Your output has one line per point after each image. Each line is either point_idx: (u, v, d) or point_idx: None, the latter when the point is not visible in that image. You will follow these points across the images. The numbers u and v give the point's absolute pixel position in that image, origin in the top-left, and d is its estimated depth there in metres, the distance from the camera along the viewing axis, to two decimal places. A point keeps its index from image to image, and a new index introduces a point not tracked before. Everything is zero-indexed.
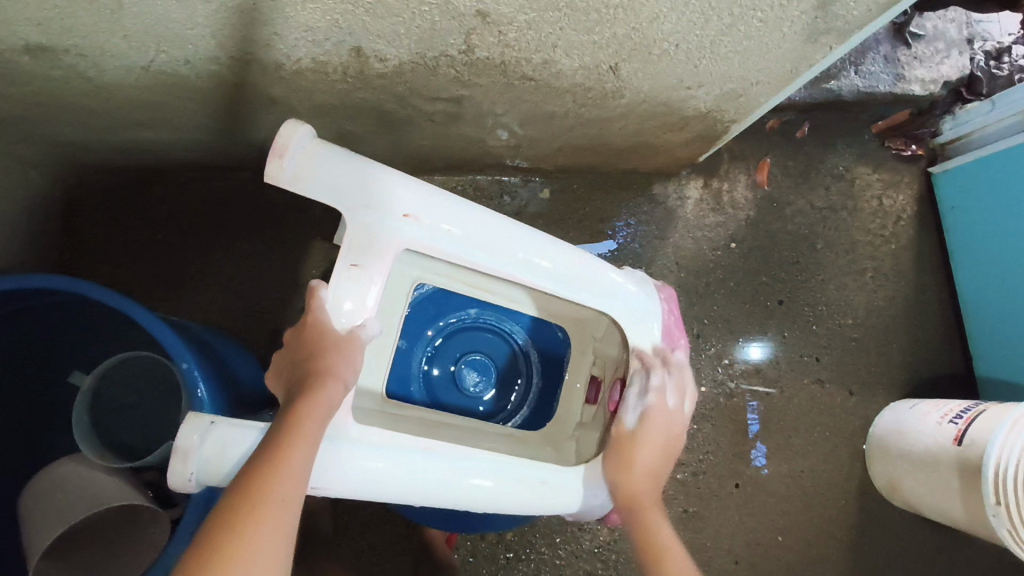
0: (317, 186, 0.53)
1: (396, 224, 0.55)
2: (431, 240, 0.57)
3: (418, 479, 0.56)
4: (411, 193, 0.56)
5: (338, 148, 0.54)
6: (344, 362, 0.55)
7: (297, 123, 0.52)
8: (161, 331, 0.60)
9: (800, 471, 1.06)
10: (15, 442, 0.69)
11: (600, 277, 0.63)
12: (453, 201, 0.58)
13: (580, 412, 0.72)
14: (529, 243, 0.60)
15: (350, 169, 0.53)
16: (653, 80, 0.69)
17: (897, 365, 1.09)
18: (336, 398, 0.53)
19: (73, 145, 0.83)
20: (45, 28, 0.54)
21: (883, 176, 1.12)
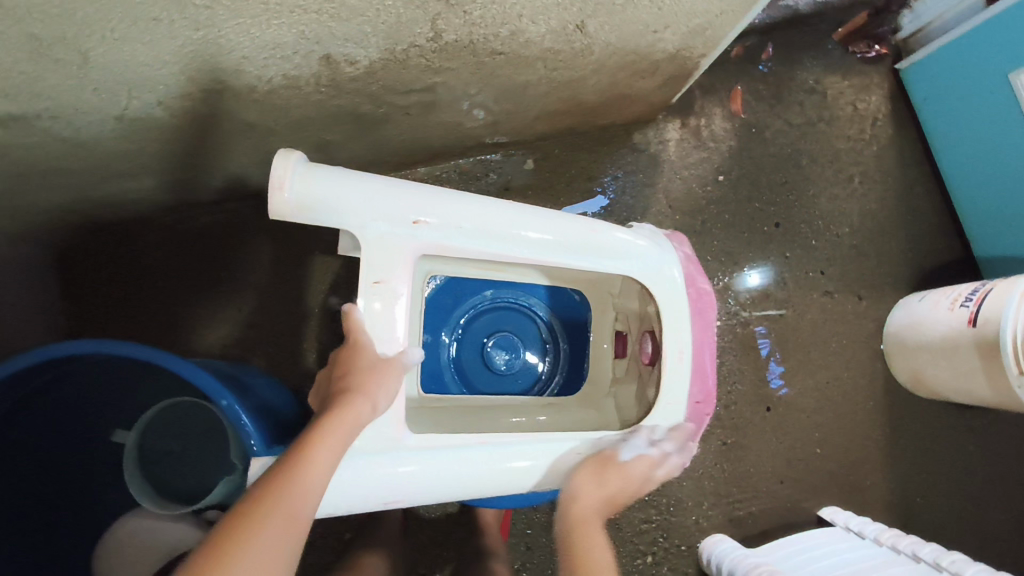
0: (324, 212, 0.54)
1: (408, 231, 0.56)
2: (444, 240, 0.57)
3: (480, 470, 0.57)
4: (415, 198, 0.56)
5: (335, 171, 0.55)
6: (376, 383, 0.54)
7: (288, 152, 0.52)
8: (195, 373, 0.61)
9: (826, 383, 1.09)
10: (72, 510, 0.69)
11: (613, 240, 0.61)
12: (455, 196, 0.58)
13: (611, 369, 0.73)
14: (540, 221, 0.59)
15: (350, 188, 0.54)
16: (620, 32, 0.69)
17: (899, 262, 1.11)
18: (363, 418, 0.53)
19: (56, 208, 0.82)
20: (13, 97, 0.53)
21: (853, 82, 1.13)
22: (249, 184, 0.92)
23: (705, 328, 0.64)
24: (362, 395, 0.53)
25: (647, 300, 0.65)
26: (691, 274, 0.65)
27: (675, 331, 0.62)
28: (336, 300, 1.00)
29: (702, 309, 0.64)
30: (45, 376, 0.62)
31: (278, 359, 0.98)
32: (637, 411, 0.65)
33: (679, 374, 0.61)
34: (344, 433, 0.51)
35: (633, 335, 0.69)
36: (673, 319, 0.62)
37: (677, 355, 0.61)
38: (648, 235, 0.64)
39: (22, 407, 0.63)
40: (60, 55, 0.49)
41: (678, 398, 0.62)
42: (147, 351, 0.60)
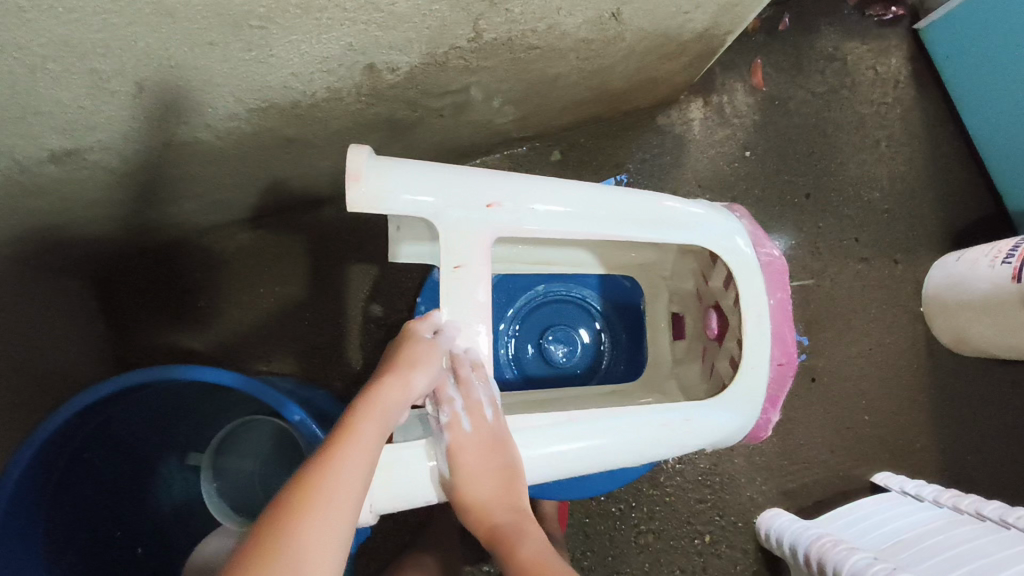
0: (400, 199, 0.55)
1: (483, 215, 0.57)
2: (517, 222, 0.58)
3: (573, 449, 0.57)
4: (488, 184, 0.57)
5: (406, 161, 0.56)
6: (412, 356, 0.54)
7: (360, 146, 0.54)
8: (265, 390, 0.62)
9: (870, 350, 1.08)
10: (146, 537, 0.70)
11: (682, 211, 0.62)
12: (523, 179, 0.59)
13: (670, 349, 0.74)
14: (609, 197, 0.60)
15: (423, 175, 0.56)
16: (653, 16, 0.69)
17: (932, 223, 1.11)
18: (398, 397, 0.52)
19: (98, 237, 0.83)
20: (69, 132, 0.54)
21: (872, 46, 1.12)
22: (283, 198, 0.92)
23: (782, 295, 0.63)
24: (394, 374, 0.53)
25: (716, 271, 0.65)
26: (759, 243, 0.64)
27: (753, 298, 0.61)
28: (377, 307, 1.00)
29: (775, 278, 0.63)
30: (110, 408, 0.64)
31: (324, 368, 0.99)
32: (714, 393, 0.64)
33: (761, 339, 0.60)
34: (379, 412, 0.51)
35: (693, 311, 0.71)
36: (751, 284, 0.61)
37: (756, 317, 0.61)
38: (713, 206, 0.65)
39: (93, 439, 0.64)
40: (116, 86, 0.49)
41: (760, 364, 0.60)
42: (208, 369, 0.61)
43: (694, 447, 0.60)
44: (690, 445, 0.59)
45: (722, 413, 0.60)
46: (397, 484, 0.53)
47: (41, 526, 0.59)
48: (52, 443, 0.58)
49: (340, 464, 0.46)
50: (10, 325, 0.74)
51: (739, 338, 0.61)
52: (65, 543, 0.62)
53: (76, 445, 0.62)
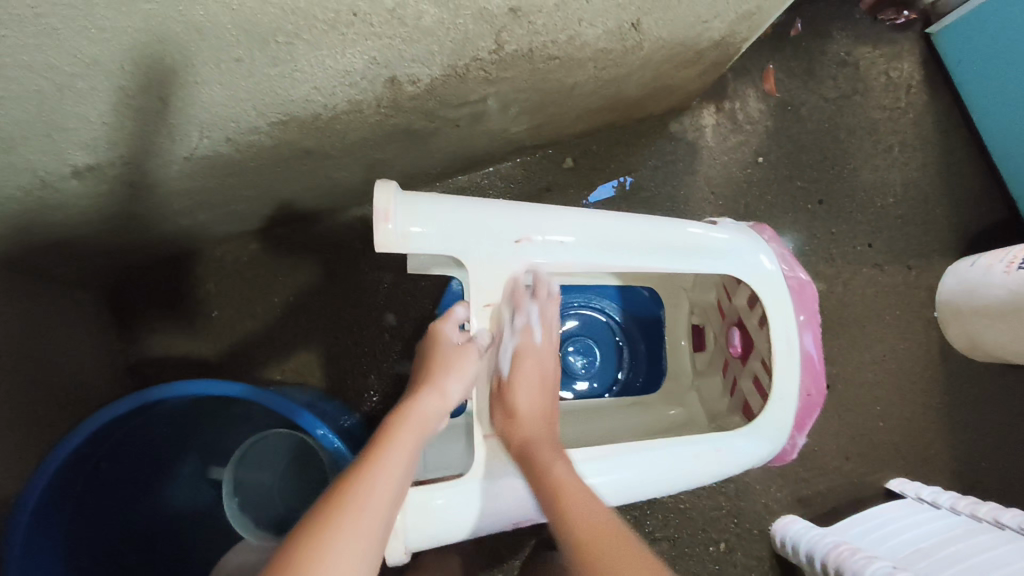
0: (431, 237, 0.56)
1: (513, 251, 0.59)
2: (545, 255, 0.60)
3: (609, 482, 0.58)
4: (517, 218, 0.59)
5: (434, 198, 0.57)
6: (442, 376, 0.59)
7: (385, 183, 0.55)
8: (288, 406, 0.62)
9: (884, 356, 1.08)
10: (161, 551, 0.70)
11: (705, 240, 0.63)
12: (550, 211, 0.61)
13: (691, 363, 0.77)
14: (635, 228, 0.62)
15: (451, 211, 0.57)
16: (672, 25, 0.69)
17: (945, 228, 1.10)
18: (437, 409, 0.58)
19: (113, 248, 0.82)
20: (93, 149, 0.54)
21: (884, 50, 1.12)
22: (297, 207, 0.92)
23: (807, 316, 0.64)
24: (433, 386, 0.59)
25: (740, 292, 0.67)
26: (786, 265, 0.66)
27: (780, 322, 0.62)
28: (391, 316, 1.00)
29: (803, 299, 0.64)
30: (123, 427, 0.64)
31: (337, 379, 0.98)
32: (740, 414, 0.67)
33: (789, 366, 0.62)
34: (420, 420, 0.56)
35: (714, 326, 0.73)
36: (778, 311, 0.63)
37: (785, 342, 0.62)
38: (734, 228, 0.66)
39: (107, 458, 0.64)
40: (142, 102, 0.49)
41: (790, 387, 0.62)
42: (224, 387, 0.61)
43: (725, 474, 0.61)
44: (721, 474, 0.61)
45: (754, 436, 0.61)
46: (431, 523, 0.54)
47: (59, 547, 0.59)
48: (67, 465, 0.58)
49: (392, 458, 0.51)
50: (28, 339, 0.73)
51: (768, 362, 0.63)
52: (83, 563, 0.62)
53: (90, 464, 0.62)
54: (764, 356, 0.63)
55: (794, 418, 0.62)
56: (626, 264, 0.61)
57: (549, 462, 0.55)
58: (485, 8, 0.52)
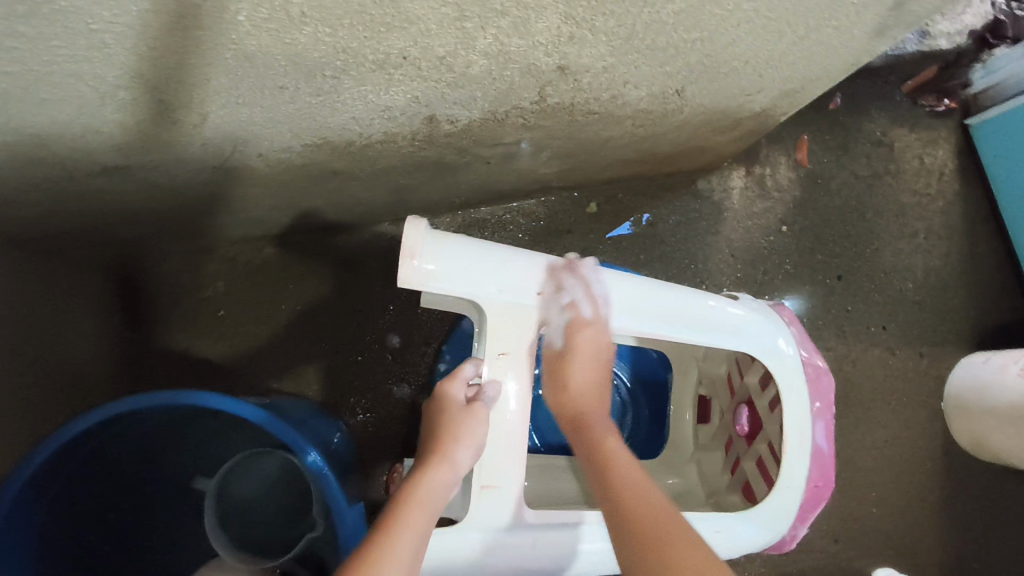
0: (453, 279, 0.55)
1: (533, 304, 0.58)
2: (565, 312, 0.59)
3: None
4: (539, 272, 0.58)
5: (461, 240, 0.56)
6: (448, 445, 0.56)
7: (417, 220, 0.53)
8: (284, 428, 0.62)
9: (885, 442, 1.06)
10: (131, 556, 0.69)
11: (724, 316, 0.63)
12: (576, 268, 0.60)
13: (693, 435, 0.76)
14: (657, 296, 0.61)
15: (478, 257, 0.56)
16: (716, 94, 0.68)
17: (962, 321, 1.09)
18: (447, 479, 0.55)
19: (127, 238, 0.82)
20: (124, 150, 0.54)
21: (920, 135, 1.11)
22: (316, 219, 0.92)
23: (822, 405, 0.64)
24: (441, 455, 0.56)
25: (753, 370, 0.67)
26: (804, 350, 0.65)
27: (795, 408, 0.62)
28: (395, 338, 0.99)
29: (819, 388, 0.64)
30: (111, 425, 0.63)
31: (333, 396, 0.97)
32: (739, 494, 0.66)
33: (800, 455, 0.61)
34: (427, 500, 0.53)
35: (722, 401, 0.72)
36: (794, 397, 0.62)
37: (798, 430, 0.61)
38: (755, 307, 0.66)
39: (91, 456, 0.63)
40: (182, 117, 0.50)
41: (797, 476, 0.61)
42: (221, 399, 0.60)
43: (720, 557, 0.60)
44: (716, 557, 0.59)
45: (753, 524, 0.60)
46: None
47: (29, 546, 0.58)
48: (52, 462, 0.57)
49: (392, 560, 0.48)
50: (33, 322, 0.73)
51: (778, 447, 0.62)
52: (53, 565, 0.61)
53: (73, 462, 0.61)
54: (773, 441, 0.63)
55: (797, 509, 0.61)
56: (643, 330, 0.61)
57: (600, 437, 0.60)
58: (534, 64, 0.51)
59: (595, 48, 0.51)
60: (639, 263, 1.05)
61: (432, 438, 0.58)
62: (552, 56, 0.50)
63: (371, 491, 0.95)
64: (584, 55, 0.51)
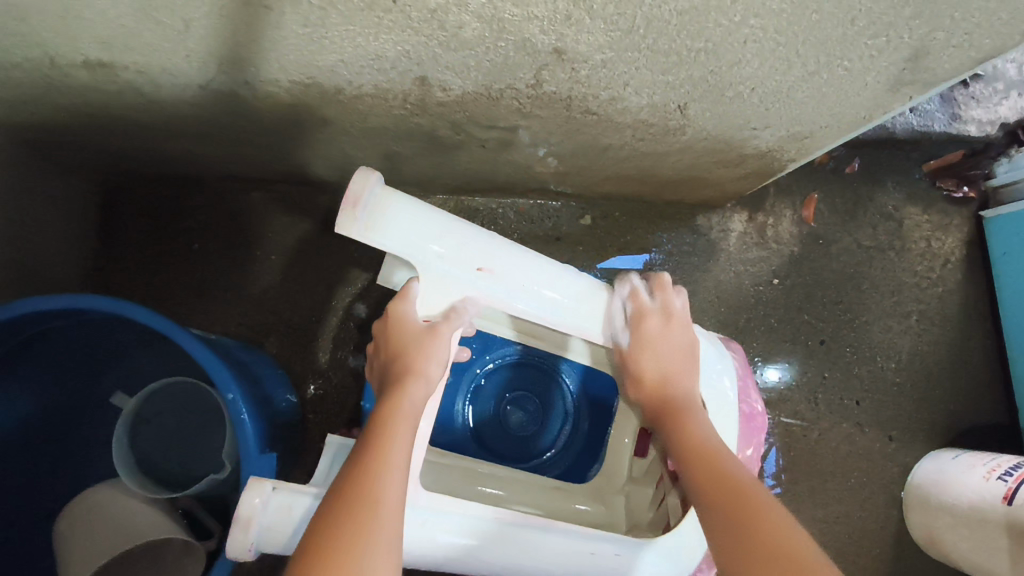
0: (391, 238, 0.54)
1: (470, 279, 0.57)
2: (504, 296, 0.58)
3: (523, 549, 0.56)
4: (484, 248, 0.57)
5: (410, 203, 0.55)
6: (422, 359, 0.56)
7: (369, 171, 0.53)
8: (208, 359, 0.60)
9: (835, 518, 1.03)
10: (37, 458, 0.68)
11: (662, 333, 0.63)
12: (523, 254, 0.59)
13: (627, 467, 0.74)
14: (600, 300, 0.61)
15: (423, 222, 0.55)
16: (720, 121, 0.67)
17: (938, 413, 1.06)
18: (423, 395, 0.55)
19: (112, 148, 0.82)
20: (107, 45, 0.53)
21: (932, 218, 1.09)
22: (307, 171, 0.91)
23: (753, 450, 0.67)
24: (414, 373, 0.55)
25: None
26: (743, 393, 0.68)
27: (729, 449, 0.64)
28: (361, 308, 0.97)
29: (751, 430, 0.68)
30: (43, 324, 0.62)
31: (288, 352, 0.96)
32: (655, 531, 0.64)
33: None
34: (410, 414, 0.54)
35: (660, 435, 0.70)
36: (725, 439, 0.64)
37: None
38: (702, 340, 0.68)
39: (21, 350, 0.63)
40: (165, 19, 0.49)
41: None
42: (167, 324, 0.59)
43: None
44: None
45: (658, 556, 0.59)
46: (287, 535, 0.53)
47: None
48: None
49: (389, 472, 0.49)
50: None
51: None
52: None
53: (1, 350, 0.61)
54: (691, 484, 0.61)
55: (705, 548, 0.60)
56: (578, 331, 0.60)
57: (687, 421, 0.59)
58: (530, 41, 0.50)
59: (593, 35, 0.49)
60: (621, 284, 1.04)
61: (394, 357, 0.57)
62: (549, 35, 0.49)
63: (305, 454, 0.94)
64: (581, 41, 0.50)
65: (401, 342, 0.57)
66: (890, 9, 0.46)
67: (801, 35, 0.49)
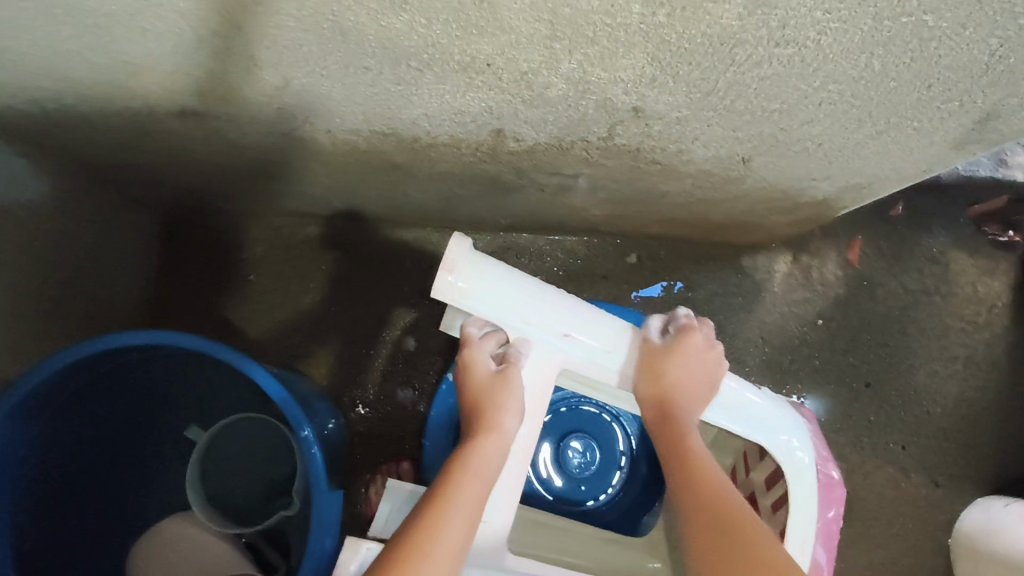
0: (482, 302, 0.53)
1: (558, 345, 0.56)
2: (590, 360, 0.57)
3: None
4: (574, 315, 0.56)
5: (501, 266, 0.54)
6: (490, 415, 0.55)
7: (463, 238, 0.52)
8: (284, 396, 0.62)
9: (880, 564, 1.01)
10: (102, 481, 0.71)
11: (743, 399, 0.61)
12: (608, 318, 0.58)
13: None
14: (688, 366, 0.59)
15: (512, 288, 0.54)
16: (780, 172, 0.69)
17: (986, 459, 1.05)
18: (493, 452, 0.54)
19: (182, 184, 0.85)
20: (204, 98, 0.55)
21: (978, 263, 1.09)
22: (364, 208, 0.93)
23: (833, 516, 0.64)
24: (482, 430, 0.54)
25: (760, 468, 0.66)
26: (822, 458, 0.65)
27: (804, 519, 0.61)
28: (411, 341, 0.99)
29: (830, 500, 0.64)
30: (124, 356, 0.65)
31: (338, 382, 0.98)
32: None
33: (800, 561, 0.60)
34: (477, 472, 0.52)
35: None
36: (806, 504, 0.61)
37: (802, 541, 0.61)
38: (776, 402, 0.64)
39: (89, 388, 0.65)
40: (266, 76, 0.51)
41: None
42: (248, 362, 0.61)
43: None
44: None
45: None
46: None
47: (12, 460, 0.60)
48: (58, 374, 0.60)
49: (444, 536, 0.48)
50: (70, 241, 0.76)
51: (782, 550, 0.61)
52: (28, 482, 0.63)
53: (67, 390, 0.63)
54: None
55: None
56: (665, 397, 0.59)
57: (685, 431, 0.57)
58: (611, 100, 0.52)
59: (673, 97, 0.51)
60: None
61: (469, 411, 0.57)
62: (630, 95, 0.51)
63: (353, 486, 0.95)
64: (661, 102, 0.52)
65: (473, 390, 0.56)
66: (968, 78, 0.47)
67: (877, 98, 0.50)
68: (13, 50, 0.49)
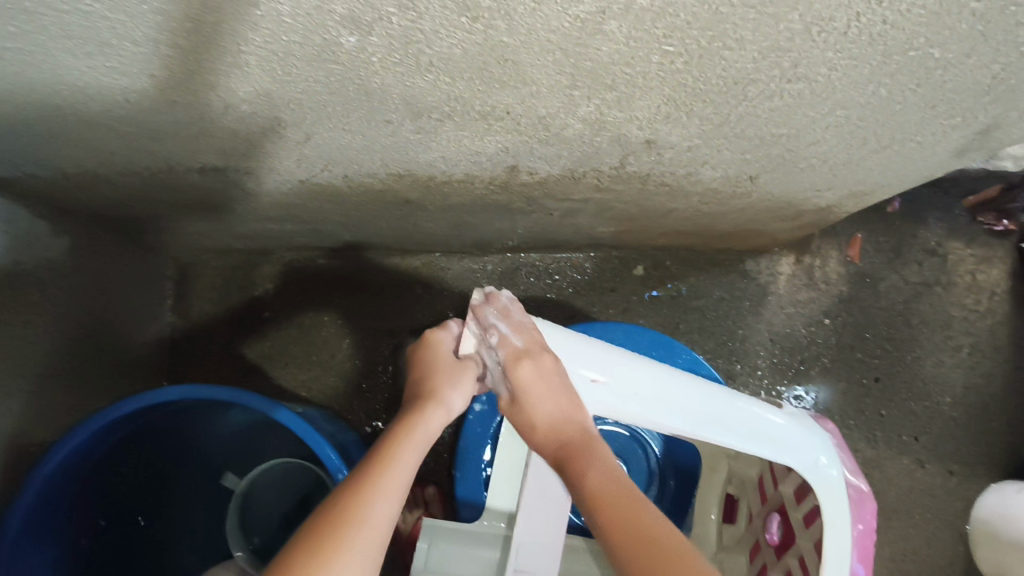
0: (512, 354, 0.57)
1: (585, 389, 0.58)
2: (618, 401, 0.59)
3: None
4: (596, 358, 0.59)
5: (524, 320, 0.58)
6: (445, 385, 0.56)
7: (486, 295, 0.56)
8: (316, 440, 0.64)
9: (902, 556, 1.03)
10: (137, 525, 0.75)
11: (765, 422, 0.62)
12: (629, 357, 0.60)
13: (717, 534, 0.81)
14: (708, 395, 0.61)
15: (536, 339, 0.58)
16: (786, 185, 0.70)
17: (997, 445, 1.07)
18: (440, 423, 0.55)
19: (194, 230, 0.86)
20: (227, 155, 0.57)
21: (975, 252, 1.11)
22: (373, 239, 0.94)
23: (863, 527, 0.63)
24: (434, 397, 0.56)
25: (788, 481, 0.69)
26: (849, 471, 0.65)
27: (835, 533, 0.62)
28: None
29: (861, 512, 0.64)
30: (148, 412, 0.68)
31: (360, 414, 0.98)
32: None
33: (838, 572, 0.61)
34: (423, 438, 0.53)
35: (748, 500, 0.77)
36: (838, 518, 0.62)
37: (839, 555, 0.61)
38: (798, 420, 0.66)
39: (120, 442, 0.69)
40: (289, 133, 0.52)
41: None
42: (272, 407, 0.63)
43: None
44: None
45: None
46: None
47: (51, 521, 0.63)
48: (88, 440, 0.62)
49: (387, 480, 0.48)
50: (92, 297, 0.77)
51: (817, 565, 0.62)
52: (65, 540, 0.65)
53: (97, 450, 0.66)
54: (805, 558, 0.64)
55: None
56: (692, 429, 0.60)
57: (584, 469, 0.55)
58: (625, 135, 0.53)
59: (686, 129, 0.52)
60: (677, 329, 1.06)
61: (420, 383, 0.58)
62: (645, 131, 0.52)
63: None
64: (673, 134, 0.53)
65: (432, 366, 0.58)
66: (972, 97, 0.49)
67: (883, 119, 0.52)
68: (42, 125, 0.50)
